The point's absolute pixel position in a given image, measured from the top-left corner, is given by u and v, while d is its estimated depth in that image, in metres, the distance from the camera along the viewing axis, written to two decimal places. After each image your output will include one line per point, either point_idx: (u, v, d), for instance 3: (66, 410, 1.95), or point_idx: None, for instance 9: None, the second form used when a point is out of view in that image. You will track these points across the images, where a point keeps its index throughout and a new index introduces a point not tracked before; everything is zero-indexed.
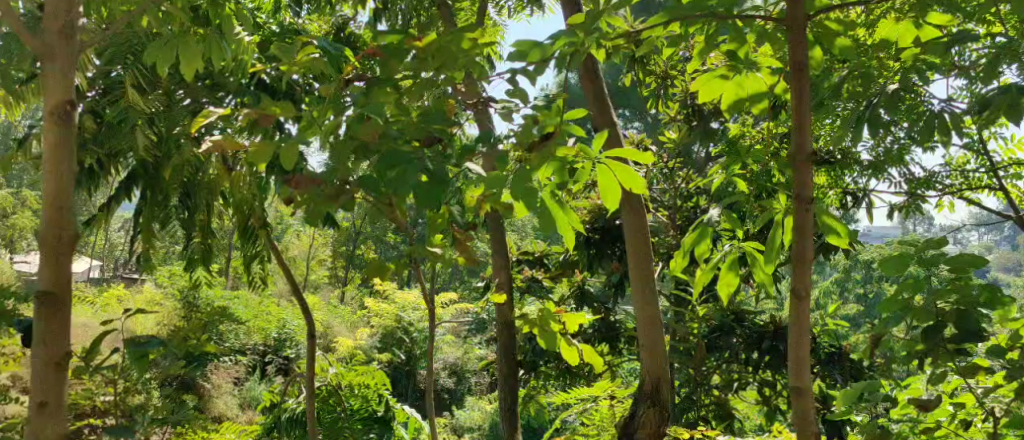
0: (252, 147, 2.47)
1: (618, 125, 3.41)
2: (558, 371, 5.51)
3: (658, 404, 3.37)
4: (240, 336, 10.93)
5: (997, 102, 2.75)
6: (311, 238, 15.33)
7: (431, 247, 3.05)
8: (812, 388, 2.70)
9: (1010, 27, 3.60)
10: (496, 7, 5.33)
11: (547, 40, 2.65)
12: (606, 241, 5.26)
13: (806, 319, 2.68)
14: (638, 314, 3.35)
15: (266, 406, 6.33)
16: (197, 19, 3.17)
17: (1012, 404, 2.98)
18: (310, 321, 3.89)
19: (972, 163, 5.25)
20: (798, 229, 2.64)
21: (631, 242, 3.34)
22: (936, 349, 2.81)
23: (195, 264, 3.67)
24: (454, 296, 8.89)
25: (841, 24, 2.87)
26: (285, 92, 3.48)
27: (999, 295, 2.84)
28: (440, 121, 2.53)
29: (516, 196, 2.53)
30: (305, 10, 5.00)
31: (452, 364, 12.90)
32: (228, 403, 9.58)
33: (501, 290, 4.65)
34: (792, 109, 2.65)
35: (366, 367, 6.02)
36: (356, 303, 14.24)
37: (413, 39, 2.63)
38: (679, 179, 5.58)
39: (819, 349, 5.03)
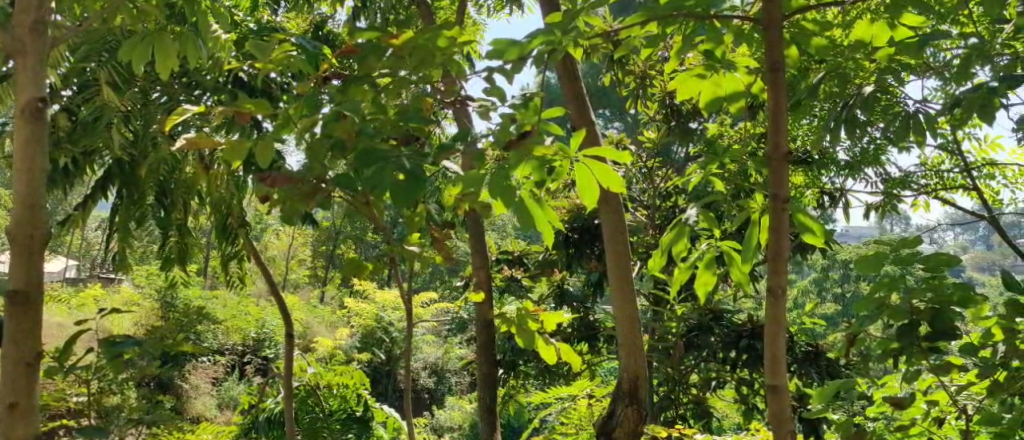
0: (228, 145, 2.47)
1: (597, 125, 3.41)
2: (538, 370, 5.51)
3: (636, 403, 3.37)
4: (219, 336, 10.90)
5: (968, 101, 2.76)
6: (290, 238, 15.30)
7: (408, 246, 3.04)
8: (789, 386, 2.71)
9: (984, 28, 3.63)
10: (475, 6, 5.34)
11: (523, 38, 2.65)
12: (585, 241, 5.28)
13: (782, 318, 2.68)
14: (616, 313, 3.35)
15: (244, 407, 6.33)
16: (171, 17, 3.14)
17: (985, 401, 2.99)
18: (288, 321, 3.87)
19: (947, 163, 5.35)
20: (774, 228, 2.64)
21: (609, 242, 3.34)
22: (910, 348, 2.82)
23: (172, 263, 3.65)
24: (432, 294, 8.88)
25: (818, 24, 2.89)
26: (262, 90, 3.47)
27: (973, 293, 2.85)
28: (418, 119, 2.52)
29: (493, 194, 2.53)
30: (283, 9, 4.99)
31: (432, 364, 12.87)
32: (206, 404, 9.57)
33: (480, 289, 4.65)
34: (769, 109, 2.66)
35: (344, 367, 5.83)
36: (336, 303, 14.20)
37: (391, 37, 2.64)
38: (658, 179, 5.59)
39: (795, 348, 5.05)
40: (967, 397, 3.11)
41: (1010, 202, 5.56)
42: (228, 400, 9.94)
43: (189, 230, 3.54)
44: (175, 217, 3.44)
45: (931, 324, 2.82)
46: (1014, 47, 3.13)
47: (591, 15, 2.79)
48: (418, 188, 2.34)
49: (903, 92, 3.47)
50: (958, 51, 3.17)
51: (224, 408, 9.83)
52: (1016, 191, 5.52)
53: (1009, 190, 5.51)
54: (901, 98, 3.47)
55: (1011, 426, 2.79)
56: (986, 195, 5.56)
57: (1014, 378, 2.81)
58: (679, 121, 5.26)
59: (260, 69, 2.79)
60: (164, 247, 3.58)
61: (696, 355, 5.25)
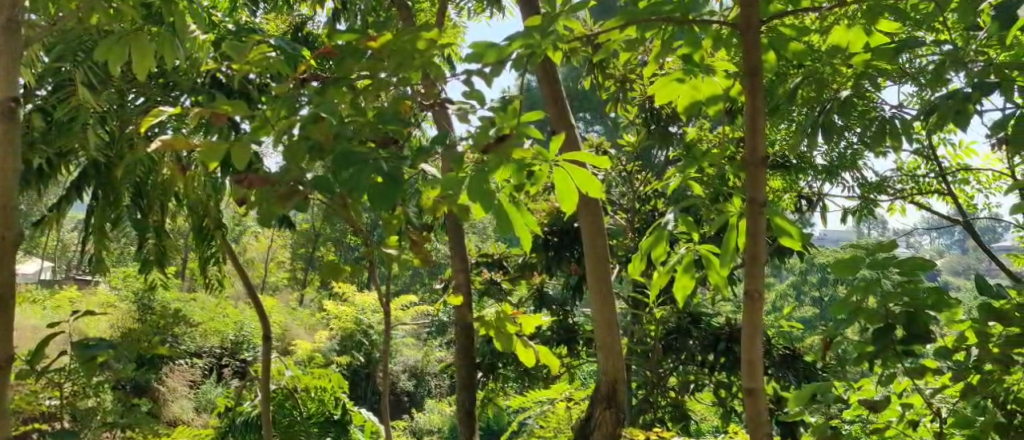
0: (204, 147, 2.47)
1: (577, 128, 3.42)
2: (516, 373, 5.51)
3: (614, 406, 3.38)
4: (197, 338, 10.87)
5: (942, 110, 2.75)
6: (269, 240, 15.26)
7: (386, 248, 3.04)
8: (764, 389, 2.73)
9: (958, 35, 3.66)
10: (456, 9, 5.34)
11: (502, 42, 2.65)
12: (564, 244, 5.28)
13: (759, 322, 2.70)
14: (595, 317, 3.35)
15: (220, 411, 6.31)
16: (149, 17, 3.13)
17: (958, 404, 3.02)
18: (266, 323, 3.85)
19: (922, 168, 5.40)
20: (750, 232, 2.65)
21: (588, 245, 3.34)
22: (885, 351, 2.84)
23: (149, 266, 3.63)
24: (411, 297, 8.90)
25: (795, 31, 2.93)
26: (240, 91, 3.46)
27: (947, 297, 2.87)
28: (396, 122, 2.51)
29: (472, 198, 2.52)
30: (262, 10, 4.99)
31: (412, 367, 12.86)
32: (183, 407, 9.56)
33: (459, 292, 4.64)
34: (746, 114, 2.67)
35: (324, 370, 5.79)
36: (316, 306, 14.18)
37: (370, 39, 2.67)
38: (637, 182, 5.61)
39: (772, 351, 5.07)
40: (942, 401, 3.13)
41: (984, 207, 5.61)
42: (205, 403, 9.96)
43: (165, 232, 3.53)
44: (152, 220, 3.42)
45: (905, 328, 2.83)
46: (989, 53, 3.16)
47: (572, 19, 2.79)
48: (396, 191, 2.34)
49: (879, 98, 3.50)
50: (933, 57, 3.19)
51: (200, 411, 9.84)
52: (990, 197, 5.57)
53: (983, 195, 5.56)
54: (877, 103, 3.49)
55: (984, 428, 2.81)
56: (961, 200, 5.60)
57: (987, 382, 2.84)
58: (658, 125, 5.33)
59: (237, 71, 2.78)
60: (140, 249, 3.56)
61: (675, 358, 5.27)
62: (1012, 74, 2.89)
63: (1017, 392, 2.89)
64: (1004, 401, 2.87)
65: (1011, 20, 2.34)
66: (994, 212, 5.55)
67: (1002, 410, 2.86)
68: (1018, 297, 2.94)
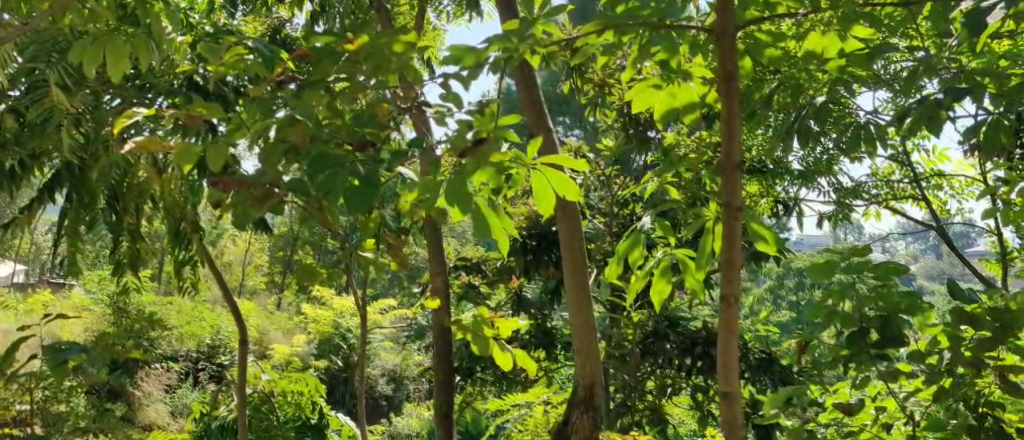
0: (179, 148, 2.46)
1: (554, 132, 3.42)
2: (495, 376, 5.51)
3: (592, 410, 3.39)
4: (173, 342, 10.80)
5: (915, 116, 2.75)
6: (247, 243, 15.22)
7: (363, 252, 3.04)
8: (740, 393, 2.74)
9: (932, 42, 3.69)
10: (435, 12, 5.34)
11: (479, 45, 2.65)
12: (542, 248, 5.28)
13: (735, 326, 2.71)
14: (572, 321, 3.37)
15: (195, 416, 6.26)
16: (124, 18, 3.11)
17: (931, 407, 3.04)
18: (242, 326, 3.84)
19: (896, 173, 5.44)
20: (726, 236, 2.66)
21: (565, 249, 3.35)
22: (860, 354, 2.86)
23: (124, 269, 3.61)
24: (389, 300, 8.92)
25: (771, 36, 2.96)
26: (216, 93, 3.45)
27: (920, 301, 2.89)
28: (372, 124, 2.51)
29: (449, 202, 2.49)
30: (241, 12, 4.97)
31: (390, 371, 12.88)
32: (158, 411, 9.54)
33: (437, 296, 4.63)
34: (722, 120, 2.69)
35: (301, 374, 5.76)
36: (294, 309, 14.16)
37: (346, 42, 2.69)
38: (616, 186, 5.62)
39: (749, 355, 5.09)
40: (915, 404, 3.15)
41: (957, 212, 5.65)
42: (181, 407, 10.01)
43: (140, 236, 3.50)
44: (127, 222, 3.40)
45: (880, 331, 2.85)
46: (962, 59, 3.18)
47: (550, 25, 2.80)
48: (372, 194, 2.34)
49: (854, 104, 3.52)
50: (906, 63, 3.22)
51: (176, 416, 9.89)
52: (963, 202, 5.60)
53: (956, 200, 5.59)
54: (852, 109, 3.52)
55: (956, 431, 2.83)
56: (934, 205, 5.65)
57: (960, 384, 2.86)
58: (636, 129, 5.36)
59: (213, 72, 2.77)
60: (114, 252, 3.53)
61: (653, 362, 5.29)
62: (985, 80, 2.91)
63: (988, 395, 2.92)
64: (975, 404, 2.89)
65: (979, 28, 2.33)
66: (967, 218, 5.60)
67: (973, 413, 2.89)
68: (990, 301, 2.96)
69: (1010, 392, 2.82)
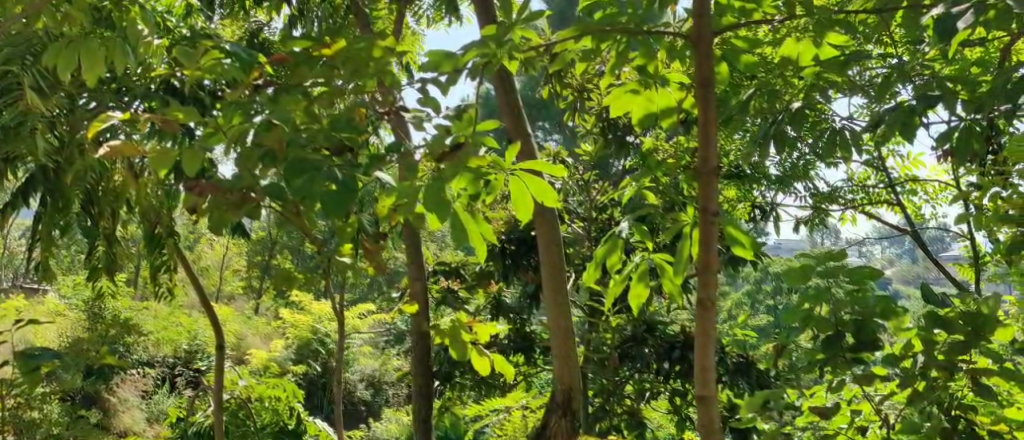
0: (154, 153, 2.45)
1: (533, 137, 3.43)
2: (474, 381, 5.50)
3: (569, 414, 3.40)
4: (149, 347, 10.75)
5: (889, 121, 2.75)
6: (225, 248, 15.17)
7: (340, 256, 3.03)
8: (717, 397, 2.75)
9: (907, 48, 3.72)
10: (414, 17, 5.35)
11: (457, 50, 2.65)
12: (521, 253, 5.28)
13: (711, 330, 2.72)
14: (550, 325, 3.37)
15: (170, 423, 6.24)
16: (100, 21, 3.10)
17: (906, 410, 3.06)
18: (219, 330, 3.82)
19: (872, 178, 5.48)
20: (702, 241, 2.68)
21: (543, 254, 3.36)
22: (835, 358, 2.88)
23: (99, 273, 3.58)
24: (368, 305, 8.91)
25: (747, 42, 2.98)
26: (194, 97, 3.45)
27: (894, 305, 2.91)
28: (349, 129, 2.51)
29: (427, 208, 2.49)
30: (218, 15, 4.96)
31: (370, 376, 12.86)
32: (134, 417, 9.70)
33: (415, 300, 4.63)
34: (699, 126, 2.70)
35: (278, 379, 5.75)
36: (272, 314, 14.14)
37: (323, 47, 2.70)
38: (595, 191, 5.63)
39: (726, 359, 5.12)
40: (890, 407, 3.17)
41: (931, 217, 5.70)
42: (157, 413, 9.99)
43: (116, 239, 3.48)
44: (102, 225, 3.38)
45: (855, 335, 2.87)
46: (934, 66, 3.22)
47: (527, 29, 2.81)
48: (350, 199, 2.34)
49: (830, 109, 3.54)
50: (880, 69, 3.25)
51: (152, 422, 9.89)
52: (937, 207, 5.65)
53: (930, 205, 5.64)
54: (828, 114, 3.55)
55: (930, 433, 2.85)
56: (909, 209, 5.68)
57: (933, 387, 2.88)
58: (615, 134, 5.39)
59: (189, 77, 2.76)
60: (89, 256, 3.51)
61: (631, 366, 5.30)
62: (957, 87, 2.94)
63: (961, 398, 2.94)
64: (948, 407, 2.91)
65: (948, 35, 2.36)
66: (941, 222, 5.64)
67: (946, 415, 2.90)
68: (962, 305, 2.99)
69: (983, 395, 2.84)
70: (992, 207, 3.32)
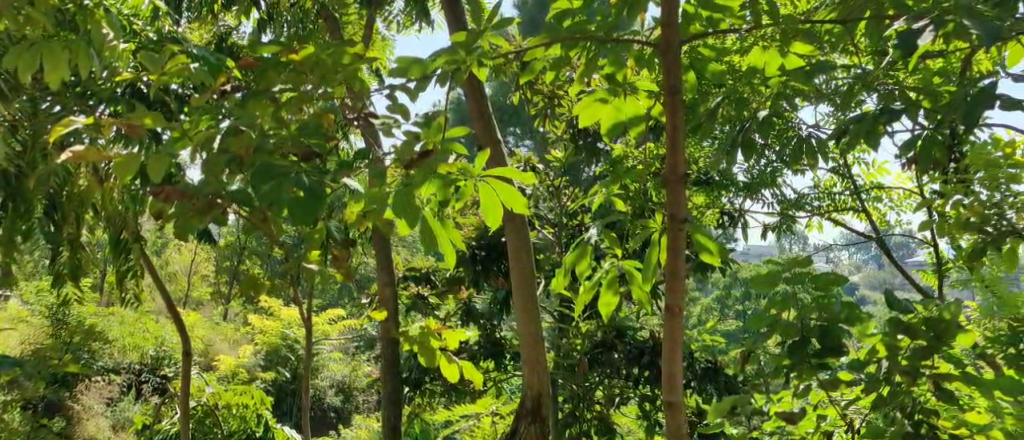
0: (119, 158, 2.42)
1: (503, 143, 3.43)
2: (444, 387, 5.50)
3: (540, 420, 3.38)
4: (114, 354, 10.67)
5: (854, 130, 2.78)
6: (193, 253, 15.07)
7: (308, 262, 3.02)
8: (685, 402, 2.77)
9: (873, 57, 3.75)
10: (384, 22, 5.35)
11: (427, 57, 2.65)
12: (491, 259, 5.27)
13: (679, 337, 2.73)
14: (521, 330, 3.37)
15: (136, 430, 6.20)
16: (64, 25, 3.08)
17: (871, 415, 3.09)
18: (185, 337, 3.79)
19: (837, 185, 5.52)
20: (670, 248, 2.69)
21: (513, 260, 3.36)
22: (800, 364, 2.89)
23: (63, 278, 3.55)
24: (338, 310, 8.89)
25: (714, 50, 3.00)
26: (160, 101, 3.42)
27: (860, 311, 2.93)
28: (318, 135, 2.50)
29: (396, 215, 2.49)
30: (185, 18, 4.95)
31: (339, 382, 12.82)
32: (99, 425, 9.63)
33: (385, 307, 4.62)
34: (667, 132, 2.71)
35: (246, 386, 5.72)
36: (241, 320, 14.05)
37: (291, 53, 2.70)
38: (565, 197, 5.64)
39: (694, 364, 5.14)
40: (855, 412, 3.20)
41: (897, 224, 5.75)
42: (122, 420, 9.94)
43: (80, 245, 3.47)
44: (66, 231, 3.35)
45: (820, 341, 2.89)
46: (897, 76, 3.25)
47: (496, 37, 2.81)
48: (317, 206, 2.33)
49: (796, 117, 3.56)
50: (845, 78, 3.28)
51: (117, 429, 9.83)
52: (902, 214, 5.70)
53: (895, 212, 5.68)
54: (794, 123, 3.57)
55: (893, 437, 2.88)
56: (875, 216, 5.73)
57: (897, 393, 2.91)
58: (586, 141, 5.40)
59: (155, 81, 2.74)
60: (53, 262, 3.49)
61: (601, 372, 5.30)
62: (919, 97, 2.97)
63: (923, 403, 2.97)
64: (911, 411, 2.94)
65: (909, 49, 2.39)
66: (906, 229, 5.69)
67: (910, 420, 2.93)
68: (925, 311, 3.02)
69: (945, 400, 2.87)
70: (954, 215, 3.35)
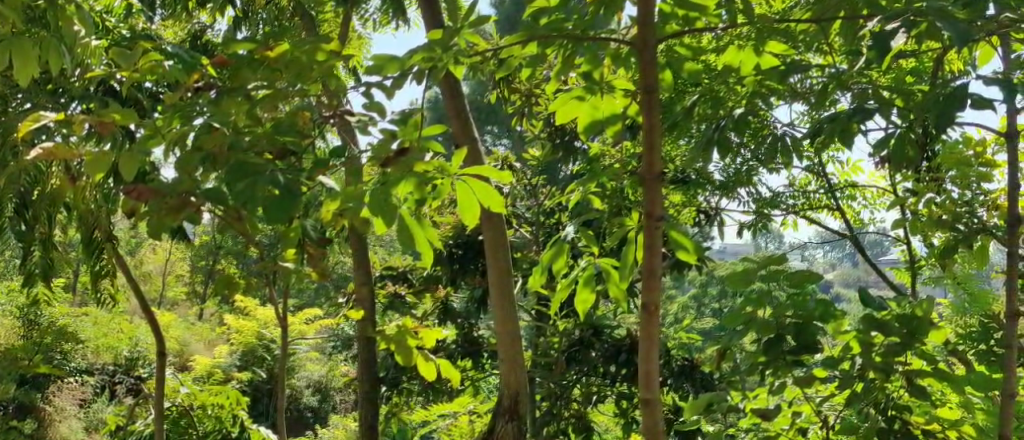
0: (91, 156, 2.40)
1: (480, 142, 3.43)
2: (421, 386, 5.50)
3: (516, 419, 3.43)
4: (88, 355, 10.59)
5: (829, 128, 2.79)
6: (167, 253, 14.99)
7: (283, 262, 3.01)
8: (661, 400, 2.78)
9: (848, 56, 3.77)
10: (361, 20, 5.34)
11: (402, 54, 2.64)
12: (469, 257, 5.26)
13: (656, 334, 2.74)
14: (498, 328, 3.35)
15: (109, 431, 6.16)
16: (36, 22, 3.05)
17: (845, 411, 3.11)
18: (159, 337, 3.77)
19: (812, 184, 5.55)
20: (647, 245, 2.70)
21: (491, 258, 3.35)
22: (776, 361, 2.91)
23: (35, 279, 3.53)
24: (314, 310, 8.86)
25: (690, 50, 3.02)
26: (132, 99, 3.40)
27: (834, 308, 2.95)
28: (293, 133, 2.49)
29: (373, 214, 2.48)
30: (160, 16, 4.93)
31: (316, 382, 12.80)
32: (72, 427, 9.57)
33: (362, 306, 4.59)
34: (643, 132, 2.72)
35: (221, 386, 5.69)
36: (217, 320, 14.00)
37: (266, 50, 2.68)
38: (542, 196, 5.65)
39: (671, 362, 5.16)
40: (830, 409, 3.22)
41: (870, 221, 5.79)
42: (95, 422, 9.89)
43: (52, 245, 3.45)
44: (38, 230, 3.33)
45: (795, 338, 2.90)
46: (871, 76, 3.26)
47: (473, 34, 2.81)
48: (292, 204, 2.33)
49: (772, 116, 3.57)
50: (819, 77, 3.30)
51: (90, 431, 9.77)
52: (875, 212, 5.74)
53: (869, 211, 5.73)
54: (769, 122, 3.58)
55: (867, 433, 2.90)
56: (849, 214, 5.78)
57: (870, 389, 2.92)
58: (563, 139, 5.40)
59: (127, 79, 2.72)
60: (25, 262, 3.47)
61: (578, 371, 5.29)
62: (892, 97, 2.99)
63: (898, 399, 2.99)
64: (885, 407, 2.96)
65: (884, 49, 2.40)
66: (880, 227, 5.74)
67: (883, 416, 2.96)
68: (898, 308, 3.03)
69: (918, 396, 2.89)
70: (927, 213, 3.38)
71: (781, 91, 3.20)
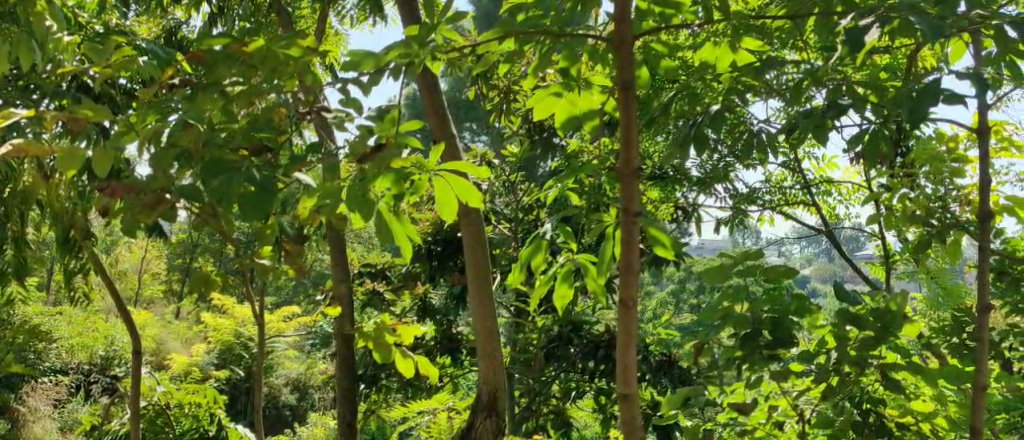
0: (64, 153, 2.38)
1: (457, 138, 3.42)
2: (400, 383, 5.50)
3: (495, 415, 3.40)
4: (63, 354, 10.54)
5: (804, 124, 2.80)
6: (143, 250, 14.93)
7: (260, 258, 3.01)
8: (639, 395, 2.78)
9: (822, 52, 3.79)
10: (337, 16, 5.33)
11: (378, 51, 2.62)
12: (447, 254, 5.26)
13: (633, 329, 2.75)
14: (477, 325, 3.35)
15: (85, 430, 6.14)
16: (9, 18, 3.03)
17: (821, 405, 3.13)
18: (134, 335, 3.76)
19: (788, 180, 5.58)
20: (624, 241, 2.70)
21: (470, 255, 3.34)
22: (752, 355, 2.92)
23: (9, 277, 3.52)
24: (292, 308, 8.84)
25: (667, 47, 3.03)
26: (107, 95, 3.39)
27: (809, 303, 2.98)
28: (269, 129, 2.49)
29: (351, 209, 2.52)
30: (134, 12, 4.91)
31: (294, 380, 12.79)
32: (46, 427, 9.52)
33: (340, 303, 4.58)
34: (620, 128, 2.72)
35: (198, 384, 5.68)
36: (194, 318, 13.96)
37: (241, 45, 2.61)
38: (520, 192, 5.65)
39: (648, 357, 5.17)
40: (807, 403, 3.23)
41: (845, 217, 5.83)
42: (70, 421, 9.85)
43: (27, 243, 3.43)
44: (12, 228, 3.32)
45: (771, 333, 2.92)
46: (846, 72, 3.28)
47: (450, 31, 2.81)
48: (268, 201, 2.33)
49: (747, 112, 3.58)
50: (796, 73, 3.31)
51: (65, 431, 9.72)
52: (850, 207, 5.78)
53: (844, 206, 5.76)
54: (744, 118, 3.60)
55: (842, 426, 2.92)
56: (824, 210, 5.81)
57: (846, 383, 2.94)
58: (540, 136, 5.41)
59: (100, 75, 2.71)
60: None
61: (557, 367, 5.26)
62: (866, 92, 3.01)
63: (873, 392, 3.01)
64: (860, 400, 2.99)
65: (858, 45, 2.42)
66: (855, 222, 5.77)
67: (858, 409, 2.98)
68: (873, 302, 3.05)
69: (893, 390, 2.90)
70: (902, 208, 3.40)
71: (757, 86, 3.22)
